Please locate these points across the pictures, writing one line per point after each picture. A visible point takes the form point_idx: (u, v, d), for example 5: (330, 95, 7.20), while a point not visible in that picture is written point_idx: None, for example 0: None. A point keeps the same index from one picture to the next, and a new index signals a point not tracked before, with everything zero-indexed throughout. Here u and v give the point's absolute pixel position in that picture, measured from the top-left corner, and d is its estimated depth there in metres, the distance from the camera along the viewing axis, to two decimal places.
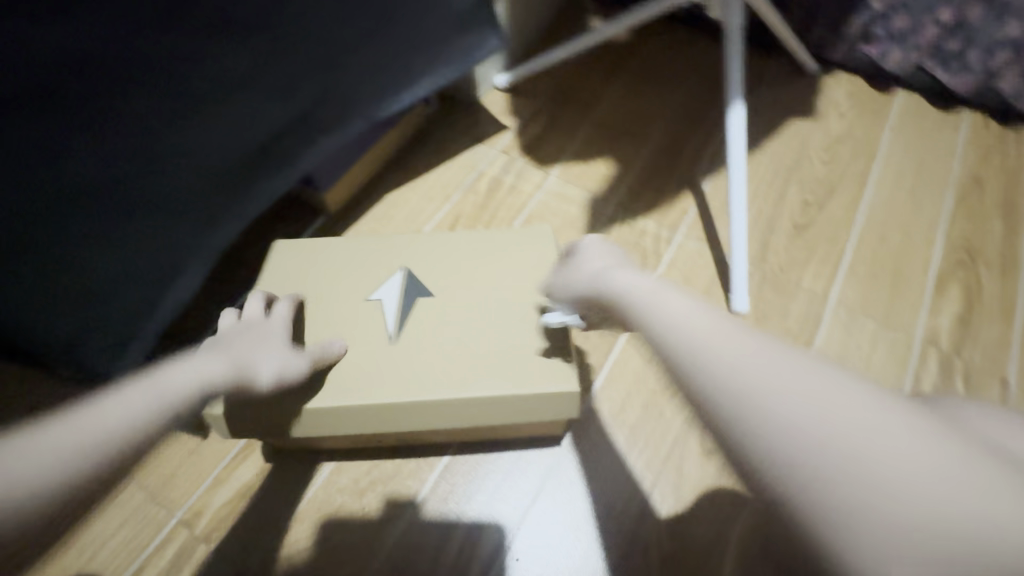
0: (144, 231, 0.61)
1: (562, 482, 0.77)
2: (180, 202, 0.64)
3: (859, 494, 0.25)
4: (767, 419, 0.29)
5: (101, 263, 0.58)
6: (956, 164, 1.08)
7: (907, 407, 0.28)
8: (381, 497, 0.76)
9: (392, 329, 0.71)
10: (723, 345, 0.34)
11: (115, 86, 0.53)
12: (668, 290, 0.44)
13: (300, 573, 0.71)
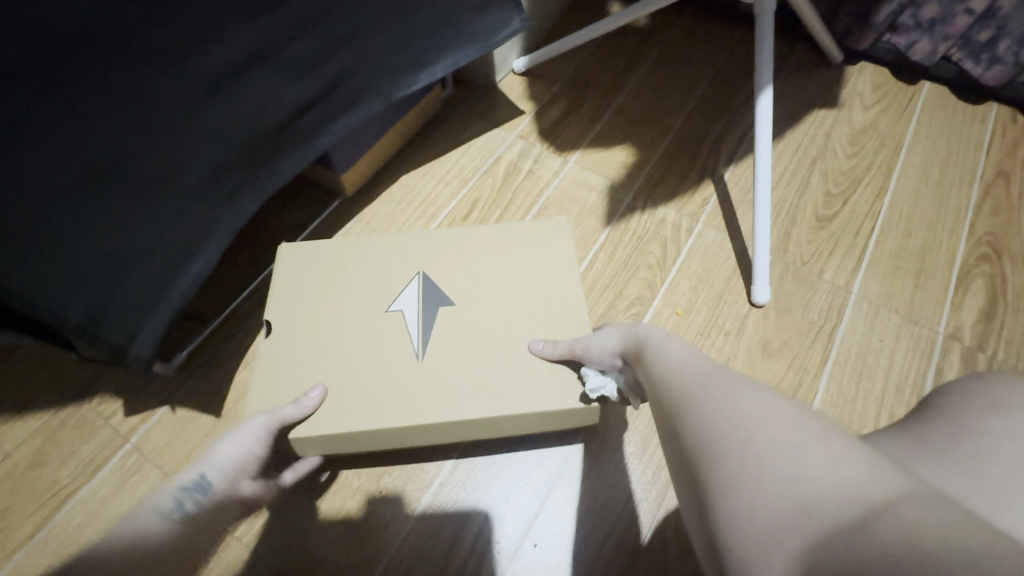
0: (162, 208, 0.60)
1: (580, 472, 0.77)
2: (198, 180, 0.62)
3: (763, 493, 0.29)
4: (709, 436, 0.34)
5: (126, 231, 0.57)
6: (981, 157, 1.06)
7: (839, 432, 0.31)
8: (398, 482, 0.76)
9: (417, 345, 0.68)
10: (695, 384, 0.40)
11: (126, 63, 0.55)
12: (673, 340, 0.48)
13: (316, 555, 0.71)
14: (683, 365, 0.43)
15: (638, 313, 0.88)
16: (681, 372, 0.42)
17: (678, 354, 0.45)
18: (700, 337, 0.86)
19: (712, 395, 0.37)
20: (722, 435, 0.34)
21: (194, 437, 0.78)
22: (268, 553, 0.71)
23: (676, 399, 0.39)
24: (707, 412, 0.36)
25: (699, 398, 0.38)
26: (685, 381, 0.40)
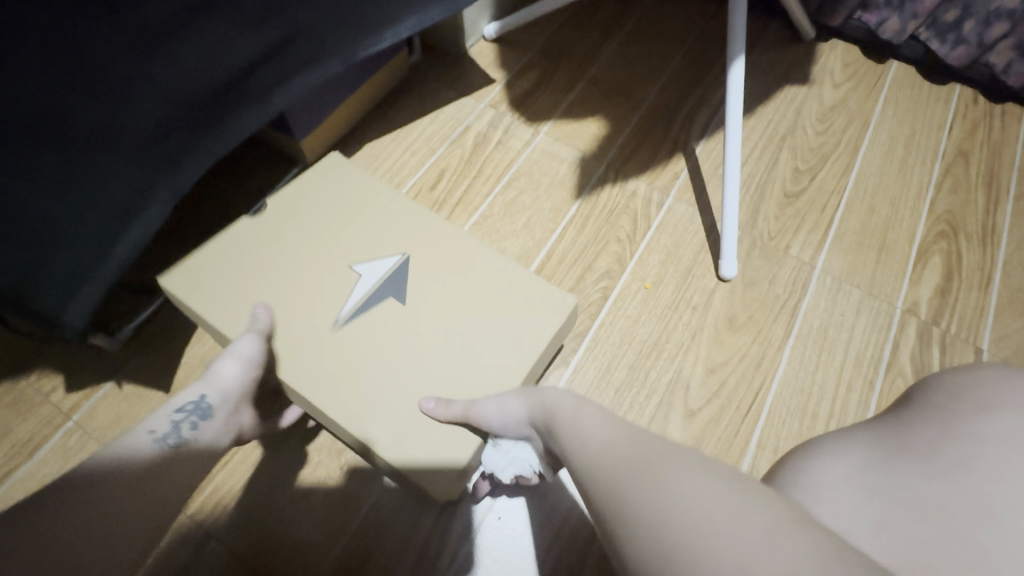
0: (103, 170, 0.55)
1: None
2: (142, 140, 0.57)
3: None
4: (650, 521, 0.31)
5: (65, 193, 0.53)
6: (943, 137, 1.08)
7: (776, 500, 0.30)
8: (360, 458, 0.74)
9: (342, 316, 0.66)
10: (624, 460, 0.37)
11: (69, 13, 0.52)
12: (586, 409, 0.48)
13: (274, 533, 0.69)
14: (619, 442, 0.40)
15: (607, 287, 0.87)
16: (617, 451, 0.38)
17: (608, 430, 0.42)
18: (668, 310, 0.85)
19: (663, 473, 0.33)
20: (687, 519, 0.30)
21: (144, 413, 0.74)
22: (223, 532, 0.69)
23: (619, 479, 0.35)
24: (665, 491, 0.32)
25: (648, 476, 0.34)
26: (626, 462, 0.37)
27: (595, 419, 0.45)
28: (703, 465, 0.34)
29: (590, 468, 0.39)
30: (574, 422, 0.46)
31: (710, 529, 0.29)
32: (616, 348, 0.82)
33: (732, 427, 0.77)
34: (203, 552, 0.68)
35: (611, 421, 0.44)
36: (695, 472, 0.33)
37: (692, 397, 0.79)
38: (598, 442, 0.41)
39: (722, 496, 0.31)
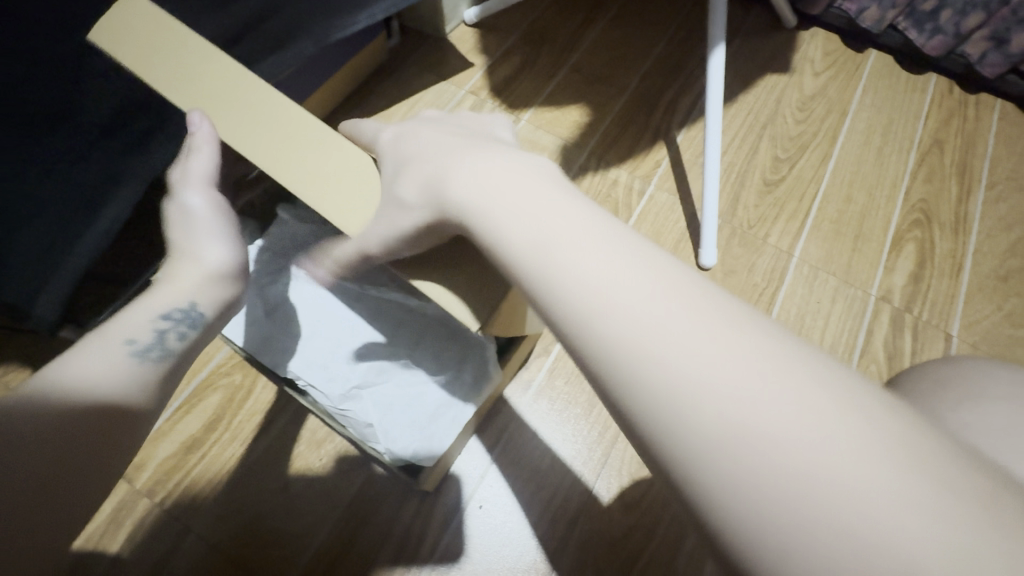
0: (70, 162, 0.52)
1: (524, 437, 0.76)
2: (107, 126, 0.54)
3: (782, 513, 0.24)
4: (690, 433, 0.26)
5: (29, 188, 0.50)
6: (919, 126, 1.09)
7: (815, 384, 0.26)
8: (339, 449, 0.73)
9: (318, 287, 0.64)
10: (627, 322, 0.30)
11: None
12: (527, 174, 0.39)
13: (252, 526, 0.68)
14: (643, 322, 0.30)
15: None
16: (647, 345, 0.29)
17: (627, 288, 0.31)
18: None
19: (724, 427, 0.26)
20: (763, 519, 0.24)
21: None
22: (200, 526, 0.68)
23: (659, 407, 0.28)
24: (729, 466, 0.25)
25: (704, 419, 0.26)
26: (666, 372, 0.28)
27: (599, 267, 0.32)
28: (777, 406, 0.26)
29: (607, 353, 0.30)
30: (590, 267, 0.32)
31: (796, 532, 0.23)
32: None
33: None
34: (182, 544, 0.67)
35: (629, 262, 0.32)
36: (773, 426, 0.25)
37: None
38: (617, 308, 0.31)
39: (805, 477, 0.24)
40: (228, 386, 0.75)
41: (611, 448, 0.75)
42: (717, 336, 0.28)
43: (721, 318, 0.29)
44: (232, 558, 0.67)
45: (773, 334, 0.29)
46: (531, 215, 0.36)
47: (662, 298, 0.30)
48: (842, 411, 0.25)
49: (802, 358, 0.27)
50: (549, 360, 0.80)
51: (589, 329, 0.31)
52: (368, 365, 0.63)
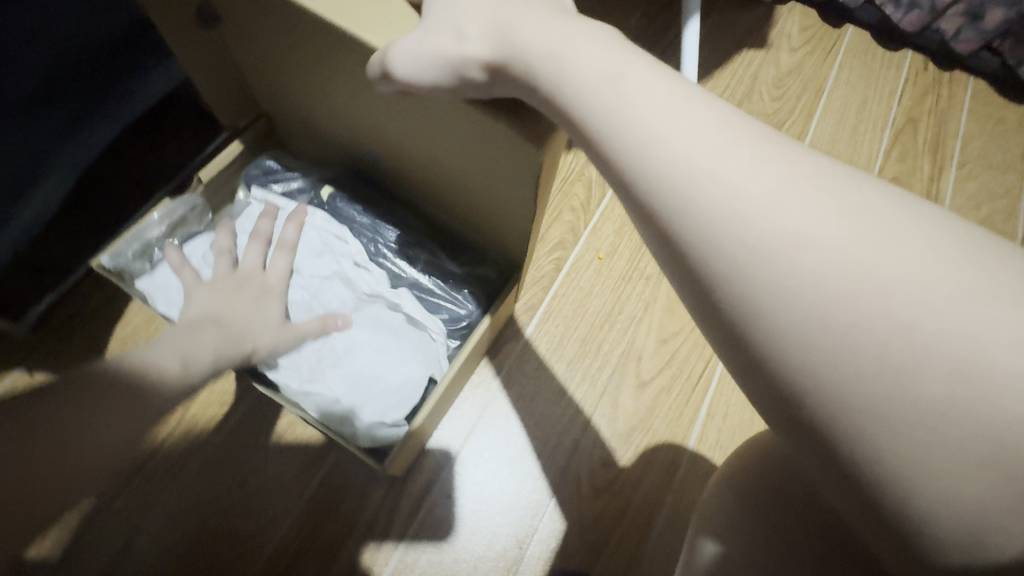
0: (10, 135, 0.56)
1: (497, 418, 0.74)
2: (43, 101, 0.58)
3: (876, 355, 0.24)
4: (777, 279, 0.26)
5: None
6: (893, 104, 1.08)
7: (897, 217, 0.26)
8: (300, 439, 0.70)
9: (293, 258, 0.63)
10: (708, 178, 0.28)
11: None
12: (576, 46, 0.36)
13: (209, 520, 0.65)
14: (709, 171, 0.28)
15: (559, 258, 0.84)
16: (708, 182, 0.28)
17: (688, 127, 0.30)
18: (621, 281, 0.83)
19: (791, 255, 0.26)
20: (834, 336, 0.25)
21: None
22: (153, 523, 0.65)
23: (720, 245, 0.28)
24: (795, 290, 0.26)
25: (771, 249, 0.26)
26: (744, 216, 0.27)
27: (661, 108, 0.31)
28: (846, 232, 0.26)
29: (664, 190, 0.29)
30: (650, 109, 0.31)
31: (862, 347, 0.24)
32: (568, 319, 0.80)
33: (682, 398, 0.76)
34: (134, 543, 0.64)
35: (687, 108, 0.31)
36: (841, 247, 0.26)
37: (643, 368, 0.78)
38: (681, 146, 0.29)
39: (877, 292, 0.25)
40: None
41: (583, 433, 0.74)
42: (784, 174, 0.28)
43: (785, 160, 0.28)
44: (189, 555, 0.64)
45: (834, 172, 0.28)
46: (586, 69, 0.34)
47: (728, 139, 0.29)
48: (911, 236, 0.25)
49: (872, 191, 0.27)
50: (519, 344, 0.78)
51: (643, 171, 0.30)
52: (334, 345, 0.60)
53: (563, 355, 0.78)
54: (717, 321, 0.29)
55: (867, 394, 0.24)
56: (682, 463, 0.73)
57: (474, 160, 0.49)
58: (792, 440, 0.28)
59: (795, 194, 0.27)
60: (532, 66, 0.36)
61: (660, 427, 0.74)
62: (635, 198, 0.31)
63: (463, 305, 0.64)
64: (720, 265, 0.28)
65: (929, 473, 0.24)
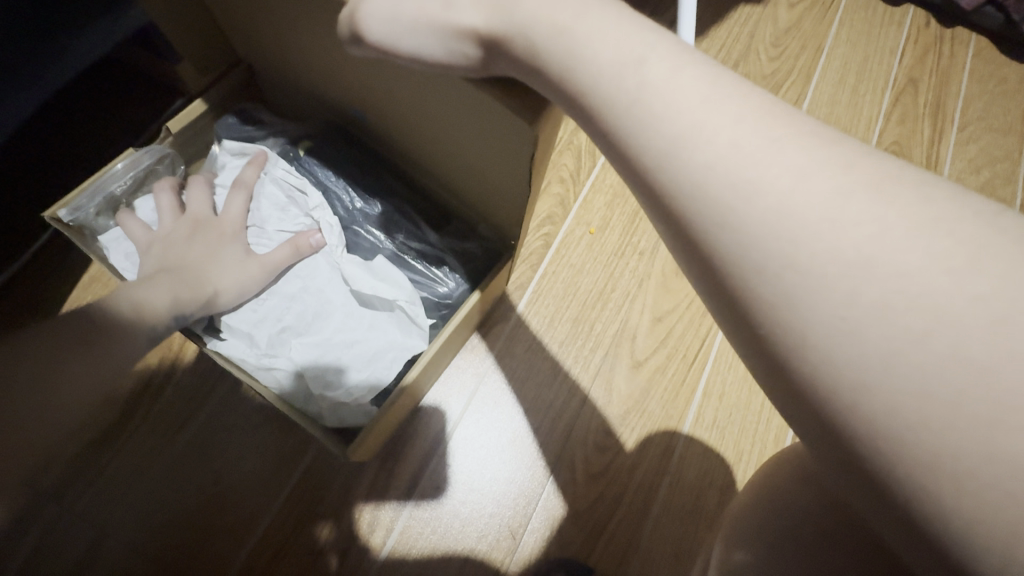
0: None
1: (489, 401, 0.71)
2: None
3: (937, 396, 0.20)
4: (818, 301, 0.22)
5: None
6: (894, 63, 1.03)
7: (975, 230, 0.22)
8: (277, 434, 0.65)
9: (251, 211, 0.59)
10: (736, 168, 0.24)
11: None
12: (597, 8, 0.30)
13: (182, 523, 0.61)
14: (746, 161, 0.24)
15: (549, 234, 0.79)
16: (751, 188, 0.24)
17: (728, 122, 0.25)
18: (613, 257, 0.79)
19: (853, 277, 0.22)
20: (905, 381, 0.21)
21: None
22: (121, 529, 0.60)
23: (763, 265, 0.23)
24: (858, 320, 0.22)
25: (828, 270, 0.22)
26: (784, 218, 0.23)
27: (695, 99, 0.26)
28: (920, 253, 0.21)
29: (700, 197, 0.25)
30: (681, 94, 0.26)
31: (943, 394, 0.20)
32: (559, 298, 0.76)
33: (678, 378, 0.74)
34: (100, 550, 0.59)
35: (724, 96, 0.26)
36: (916, 269, 0.21)
37: (638, 348, 0.74)
38: (715, 141, 0.25)
39: (958, 327, 0.20)
40: (141, 372, 0.65)
41: (577, 416, 0.71)
42: (844, 180, 0.23)
43: (846, 163, 0.24)
44: (161, 558, 0.60)
45: (896, 171, 0.24)
46: (604, 42, 0.29)
47: (774, 134, 0.25)
48: (995, 257, 0.21)
49: (948, 199, 0.23)
50: (508, 326, 0.74)
51: (671, 174, 0.26)
52: (301, 308, 0.57)
53: (555, 336, 0.74)
54: (761, 348, 0.24)
55: (943, 447, 0.20)
56: (679, 443, 0.71)
57: (469, 136, 0.45)
58: (842, 481, 0.24)
59: (857, 204, 0.23)
60: (535, 32, 0.31)
61: (656, 408, 0.72)
62: (664, 206, 0.26)
63: (447, 282, 0.60)
64: (766, 286, 0.23)
65: (1014, 544, 0.20)
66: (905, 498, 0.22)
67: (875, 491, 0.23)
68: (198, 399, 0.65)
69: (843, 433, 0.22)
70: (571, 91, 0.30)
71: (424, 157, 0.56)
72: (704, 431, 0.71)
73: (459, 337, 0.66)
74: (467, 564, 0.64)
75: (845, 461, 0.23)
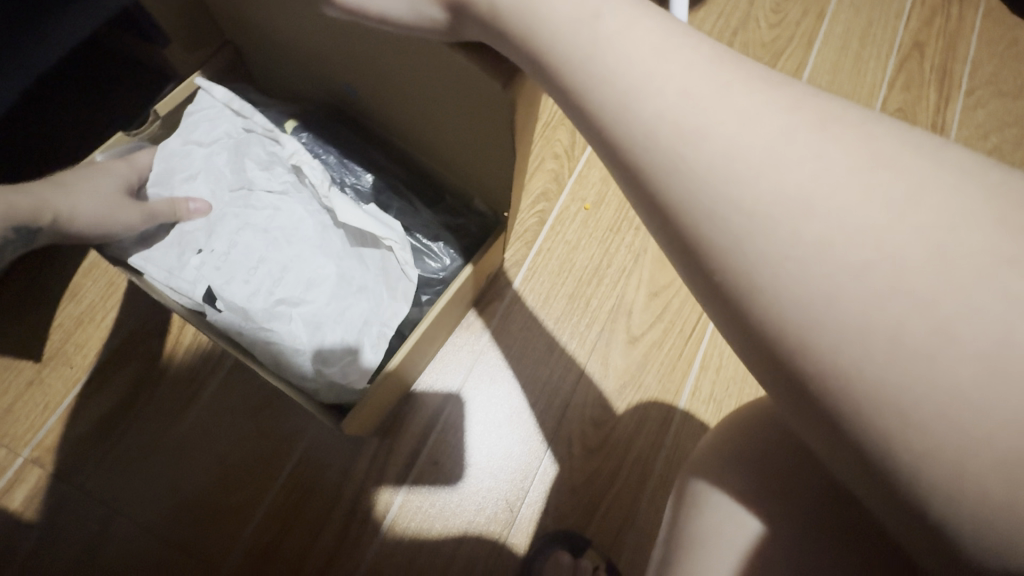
0: None
1: (486, 376, 0.71)
2: None
3: (875, 333, 0.22)
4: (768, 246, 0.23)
5: None
6: (900, 26, 1.00)
7: (917, 171, 0.22)
8: (277, 413, 0.67)
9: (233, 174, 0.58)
10: (691, 120, 0.25)
11: None
12: None
13: (188, 500, 0.63)
14: (703, 109, 0.25)
15: (544, 211, 0.79)
16: (701, 142, 0.25)
17: (679, 77, 0.26)
18: (609, 233, 0.78)
19: (797, 222, 0.23)
20: (832, 304, 0.22)
21: (16, 387, 0.64)
22: (131, 506, 0.62)
23: (714, 213, 0.24)
24: (801, 263, 0.23)
25: (772, 215, 0.23)
26: (737, 168, 0.24)
27: (650, 55, 0.26)
28: (862, 192, 0.22)
29: (657, 153, 0.26)
30: (636, 49, 0.27)
31: (882, 329, 0.21)
32: (554, 275, 0.76)
33: (674, 352, 0.74)
34: (110, 527, 0.62)
35: (675, 45, 0.27)
36: (844, 199, 0.22)
37: (634, 323, 0.74)
38: (672, 93, 0.26)
39: (897, 266, 0.21)
40: (143, 356, 0.66)
41: (572, 392, 0.71)
42: (788, 123, 0.24)
43: (789, 103, 0.25)
44: (168, 535, 0.62)
45: (843, 114, 0.24)
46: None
47: (726, 85, 0.25)
48: (934, 195, 0.22)
49: (894, 139, 0.23)
50: (503, 304, 0.74)
51: (630, 127, 0.26)
52: (294, 276, 0.56)
53: (550, 312, 0.74)
54: (717, 296, 0.26)
55: (881, 381, 0.22)
56: (675, 416, 0.71)
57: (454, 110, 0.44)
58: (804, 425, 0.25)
59: (802, 150, 0.24)
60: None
61: (652, 382, 0.72)
62: (621, 162, 0.27)
63: (444, 257, 0.60)
64: (717, 238, 0.24)
65: (943, 467, 0.21)
66: (842, 416, 0.23)
67: (824, 426, 0.24)
68: (199, 382, 0.66)
69: (790, 370, 0.24)
70: (534, 57, 0.29)
71: (413, 132, 0.57)
72: (701, 404, 0.72)
73: (454, 315, 0.67)
74: (468, 537, 0.65)
75: (797, 400, 0.25)
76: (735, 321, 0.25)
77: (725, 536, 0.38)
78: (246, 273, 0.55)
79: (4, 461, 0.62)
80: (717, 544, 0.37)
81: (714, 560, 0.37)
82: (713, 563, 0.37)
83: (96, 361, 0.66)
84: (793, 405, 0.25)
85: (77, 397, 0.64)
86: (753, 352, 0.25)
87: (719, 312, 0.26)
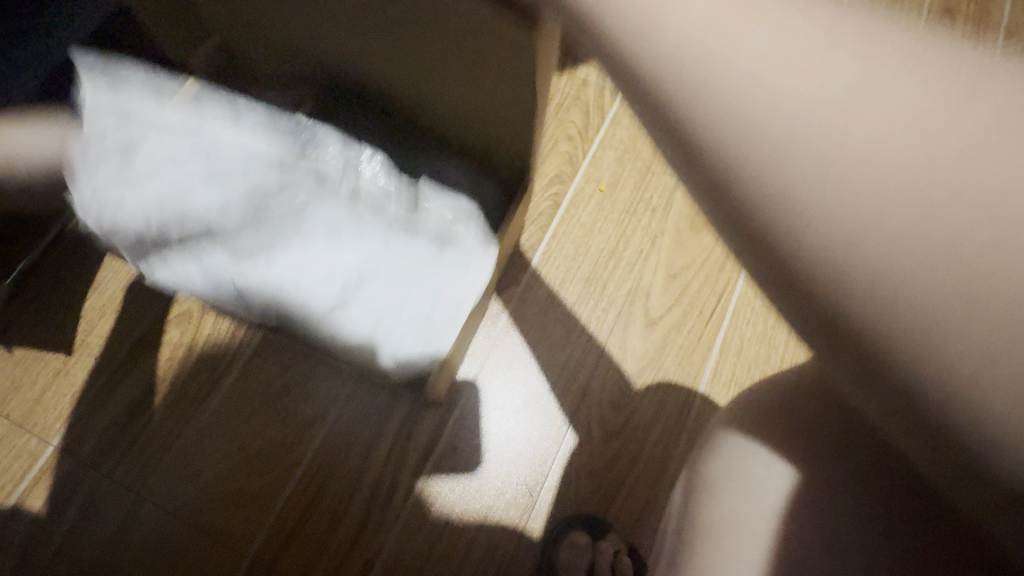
0: None
1: (504, 363, 0.71)
2: None
3: (912, 262, 0.20)
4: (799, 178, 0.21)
5: None
6: None
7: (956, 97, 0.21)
8: (296, 401, 0.67)
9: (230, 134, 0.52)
10: (723, 33, 0.22)
11: None
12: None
13: (212, 486, 0.64)
14: (730, 24, 0.22)
15: (558, 193, 0.78)
16: (737, 72, 0.22)
17: None
18: (625, 214, 0.77)
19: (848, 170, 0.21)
20: (865, 233, 0.20)
21: (43, 378, 0.65)
22: (158, 493, 0.64)
23: (772, 158, 0.22)
24: (861, 206, 0.21)
25: (826, 161, 0.21)
26: (768, 93, 0.21)
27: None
28: (895, 123, 0.20)
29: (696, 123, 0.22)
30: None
31: (922, 261, 0.20)
32: (570, 259, 0.75)
33: (694, 334, 0.72)
34: (138, 513, 0.63)
35: None
36: (881, 130, 0.20)
37: (652, 306, 0.73)
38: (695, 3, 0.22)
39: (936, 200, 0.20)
40: (165, 346, 0.67)
41: (590, 377, 0.70)
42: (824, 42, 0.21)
43: (822, 20, 0.22)
44: (192, 520, 0.63)
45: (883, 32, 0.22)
46: None
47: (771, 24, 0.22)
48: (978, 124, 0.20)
49: (934, 61, 0.21)
50: (519, 289, 0.73)
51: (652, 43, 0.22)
52: (337, 276, 0.52)
53: (566, 297, 0.73)
54: (762, 248, 0.23)
55: (919, 311, 0.20)
56: (695, 399, 0.70)
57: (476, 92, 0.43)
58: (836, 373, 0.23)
59: (848, 80, 0.21)
60: None
61: (671, 365, 0.71)
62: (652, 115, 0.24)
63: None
64: (746, 158, 0.22)
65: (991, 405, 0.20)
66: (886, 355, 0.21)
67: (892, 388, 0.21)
68: (220, 372, 0.67)
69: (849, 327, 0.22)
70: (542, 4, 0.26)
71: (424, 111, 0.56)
72: (721, 387, 0.70)
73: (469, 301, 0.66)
74: (488, 523, 0.65)
75: (862, 368, 0.22)
76: (763, 253, 0.22)
77: (751, 495, 0.32)
78: (297, 265, 0.51)
79: (35, 449, 0.63)
80: (742, 525, 0.32)
81: (742, 543, 0.31)
82: (740, 544, 0.31)
83: (119, 352, 0.67)
84: (854, 367, 0.22)
85: (103, 387, 0.66)
86: (778, 279, 0.22)
87: (742, 244, 0.23)
